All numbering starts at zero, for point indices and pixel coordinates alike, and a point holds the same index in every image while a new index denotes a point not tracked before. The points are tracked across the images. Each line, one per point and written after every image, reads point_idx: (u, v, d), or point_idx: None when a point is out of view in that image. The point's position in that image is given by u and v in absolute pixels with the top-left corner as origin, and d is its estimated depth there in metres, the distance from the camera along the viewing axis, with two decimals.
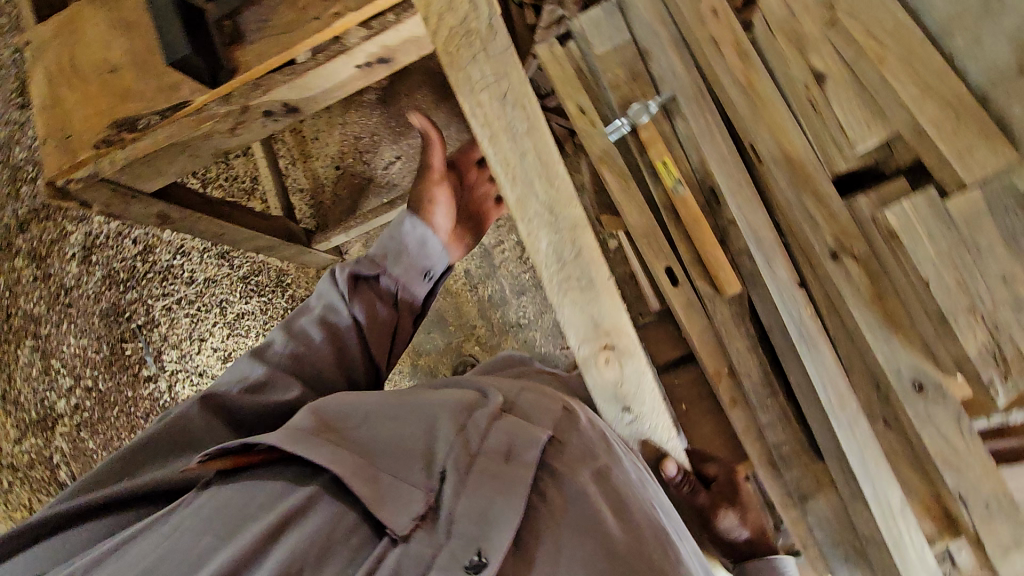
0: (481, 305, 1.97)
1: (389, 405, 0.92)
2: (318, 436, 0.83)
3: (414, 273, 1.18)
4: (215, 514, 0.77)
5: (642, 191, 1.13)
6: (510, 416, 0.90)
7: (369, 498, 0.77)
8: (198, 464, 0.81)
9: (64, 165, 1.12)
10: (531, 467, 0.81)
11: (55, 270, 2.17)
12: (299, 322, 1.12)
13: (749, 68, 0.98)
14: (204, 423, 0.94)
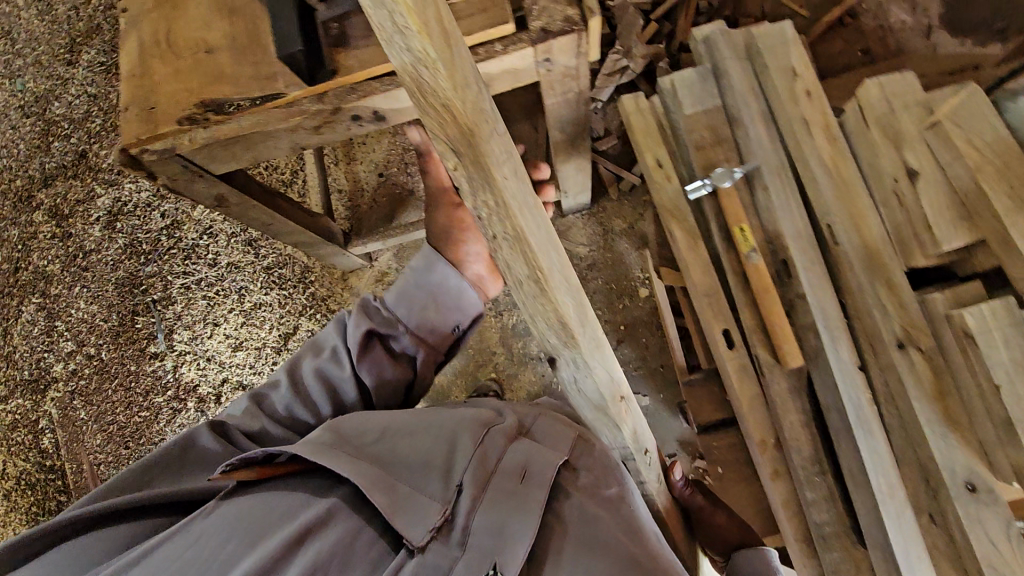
0: (504, 332, 1.98)
1: (403, 420, 1.01)
2: (336, 448, 0.91)
3: (436, 329, 1.13)
4: (246, 521, 0.86)
5: (709, 251, 1.15)
6: (521, 438, 1.00)
7: (388, 508, 0.85)
8: (222, 474, 0.88)
9: (142, 135, 1.11)
10: (545, 487, 0.91)
11: (78, 231, 2.14)
12: (305, 371, 1.12)
13: (837, 151, 1.02)
14: (213, 444, 1.02)
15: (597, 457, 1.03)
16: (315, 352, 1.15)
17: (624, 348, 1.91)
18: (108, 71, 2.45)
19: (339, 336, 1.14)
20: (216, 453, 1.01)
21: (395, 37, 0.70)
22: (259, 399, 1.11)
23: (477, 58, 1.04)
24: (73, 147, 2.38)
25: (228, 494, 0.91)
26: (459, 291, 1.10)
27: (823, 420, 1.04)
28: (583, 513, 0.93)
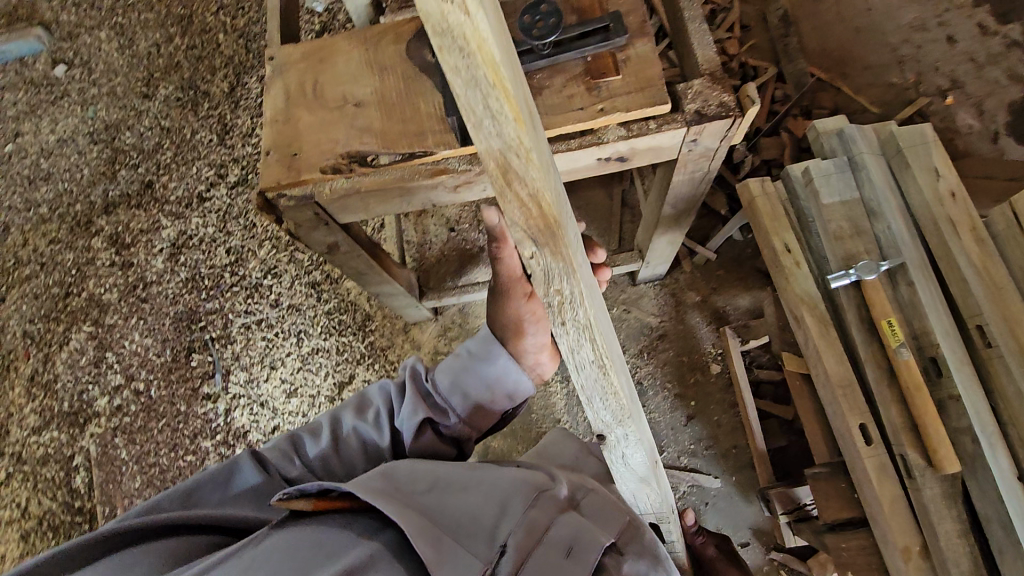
0: (570, 400, 1.93)
1: (451, 468, 0.92)
2: (383, 489, 0.82)
3: (488, 416, 1.02)
4: (286, 558, 0.72)
5: (841, 340, 1.14)
6: (572, 511, 0.93)
7: (431, 560, 0.74)
8: (278, 503, 0.75)
9: (283, 180, 1.10)
10: (589, 568, 0.83)
11: (140, 261, 2.15)
12: (346, 434, 1.00)
13: (985, 254, 1.07)
14: (254, 472, 0.90)
15: (641, 542, 0.96)
16: (357, 415, 1.01)
17: (695, 425, 1.86)
18: (182, 107, 2.49)
19: (385, 404, 1.02)
20: (256, 483, 0.89)
21: (487, 122, 0.55)
22: (296, 447, 0.97)
23: (632, 134, 1.06)
24: (139, 177, 2.38)
25: (279, 524, 0.78)
26: (521, 386, 0.99)
27: (982, 530, 0.99)
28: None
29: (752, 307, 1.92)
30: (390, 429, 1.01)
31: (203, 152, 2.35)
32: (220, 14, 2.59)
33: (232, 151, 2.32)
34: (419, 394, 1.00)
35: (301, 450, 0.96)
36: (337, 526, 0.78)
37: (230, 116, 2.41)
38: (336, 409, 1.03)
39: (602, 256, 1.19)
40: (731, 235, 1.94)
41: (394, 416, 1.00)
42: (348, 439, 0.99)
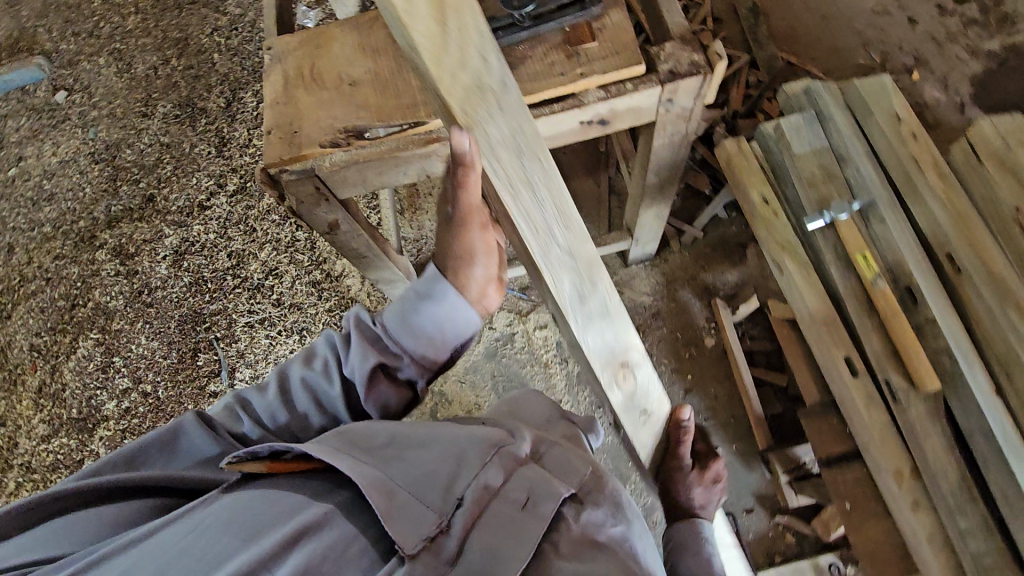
0: (570, 380, 1.98)
1: (408, 425, 0.90)
2: (335, 444, 0.82)
3: (440, 356, 0.98)
4: (238, 517, 0.72)
5: (823, 282, 1.19)
6: (531, 465, 0.90)
7: (384, 511, 0.74)
8: (229, 466, 0.77)
9: (285, 156, 1.16)
10: (543, 522, 0.81)
11: (144, 268, 2.21)
12: (296, 389, 0.93)
13: (948, 188, 1.15)
14: (202, 436, 0.83)
15: (612, 496, 0.94)
16: (306, 367, 0.95)
17: (693, 397, 1.89)
18: (181, 124, 2.57)
19: (334, 355, 0.95)
20: (204, 447, 0.83)
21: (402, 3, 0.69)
22: (244, 407, 0.92)
23: (611, 95, 1.14)
24: (140, 191, 2.45)
25: (230, 486, 0.77)
26: (467, 318, 0.97)
27: (968, 445, 1.04)
28: (592, 553, 0.82)
29: (740, 281, 1.98)
30: (343, 380, 0.94)
31: (202, 164, 2.43)
32: (215, 36, 2.70)
33: (231, 162, 2.40)
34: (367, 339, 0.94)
35: (248, 410, 0.91)
36: (287, 485, 0.78)
37: (227, 130, 2.50)
38: (283, 366, 0.96)
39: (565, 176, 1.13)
40: (716, 213, 2.01)
41: (344, 367, 0.94)
42: (298, 393, 0.93)
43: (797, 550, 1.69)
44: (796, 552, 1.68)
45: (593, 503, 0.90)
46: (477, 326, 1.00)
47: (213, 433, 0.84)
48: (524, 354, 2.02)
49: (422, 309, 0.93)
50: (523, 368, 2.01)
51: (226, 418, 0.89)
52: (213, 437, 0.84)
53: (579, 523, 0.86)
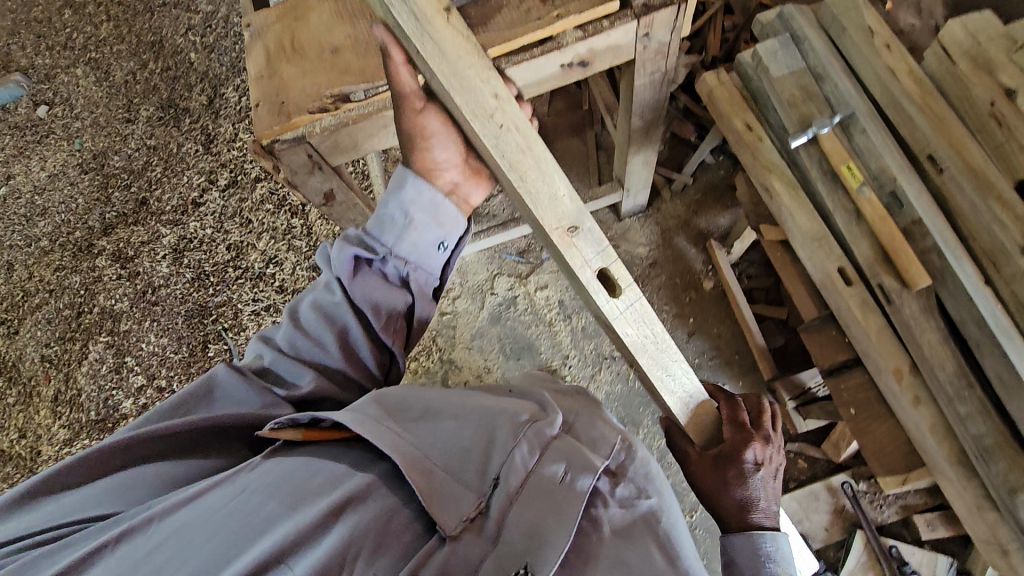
0: (575, 335, 2.01)
1: (444, 400, 1.01)
2: (379, 423, 0.91)
3: (426, 247, 1.06)
4: (279, 483, 0.82)
5: (810, 199, 1.23)
6: (563, 439, 0.98)
7: (425, 493, 0.84)
8: (269, 432, 0.88)
9: (276, 126, 1.19)
10: (580, 497, 0.90)
11: (145, 268, 2.23)
12: (302, 309, 1.05)
13: (925, 92, 1.20)
14: (233, 385, 0.97)
15: (643, 469, 1.02)
16: (309, 291, 1.07)
17: (697, 339, 1.94)
18: (165, 126, 2.58)
19: (327, 267, 1.06)
20: (239, 394, 0.96)
21: None
22: (264, 341, 1.05)
23: (589, 34, 1.15)
24: (132, 195, 2.47)
25: (274, 451, 0.88)
26: (441, 202, 1.04)
27: (961, 335, 1.10)
28: (628, 526, 0.92)
29: (732, 223, 2.01)
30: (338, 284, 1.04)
31: (191, 162, 2.44)
32: (190, 35, 2.70)
33: (218, 157, 2.41)
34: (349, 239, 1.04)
35: (269, 344, 1.04)
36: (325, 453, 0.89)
37: (212, 127, 2.51)
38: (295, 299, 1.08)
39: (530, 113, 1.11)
40: (703, 159, 2.03)
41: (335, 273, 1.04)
42: (308, 313, 1.03)
43: (809, 473, 1.74)
44: (810, 476, 1.73)
45: (629, 477, 0.99)
46: (454, 212, 1.07)
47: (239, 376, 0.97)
48: (527, 315, 2.06)
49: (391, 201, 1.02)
50: (528, 329, 2.05)
51: (252, 359, 1.03)
52: (243, 380, 0.97)
53: (615, 500, 0.95)
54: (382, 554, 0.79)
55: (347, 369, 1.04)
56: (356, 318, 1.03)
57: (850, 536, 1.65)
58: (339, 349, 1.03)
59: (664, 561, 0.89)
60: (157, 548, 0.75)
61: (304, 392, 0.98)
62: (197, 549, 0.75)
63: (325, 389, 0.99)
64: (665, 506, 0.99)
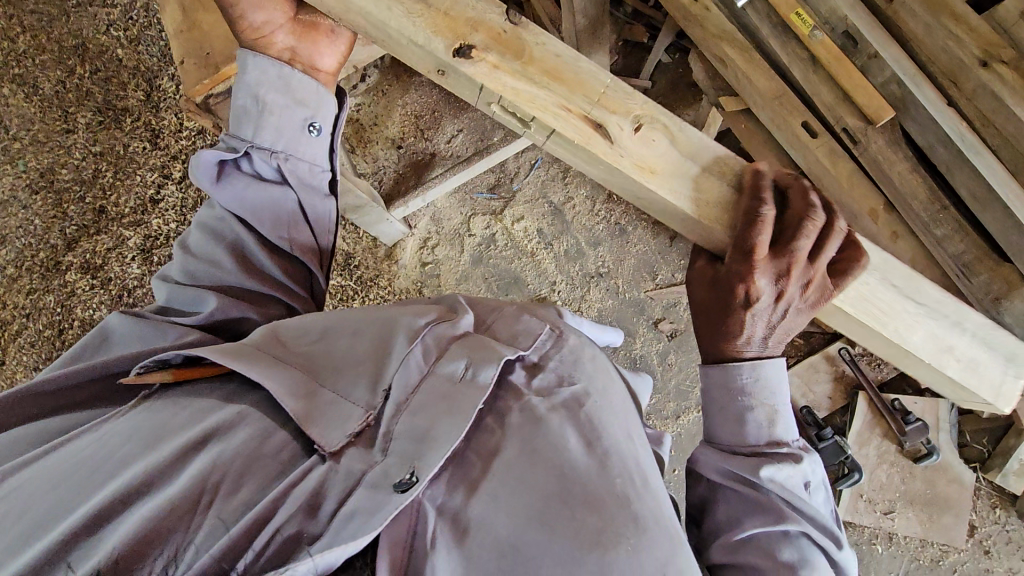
0: (559, 260, 2.00)
1: (341, 319, 0.99)
2: (262, 352, 0.90)
3: (292, 130, 1.05)
4: (139, 428, 0.82)
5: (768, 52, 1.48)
6: (470, 335, 0.95)
7: (301, 415, 0.83)
8: (135, 376, 0.88)
9: (206, 81, 1.14)
10: (482, 389, 0.86)
11: (117, 273, 2.18)
12: (190, 238, 1.07)
13: None
14: (127, 333, 0.98)
15: (572, 356, 0.97)
16: (196, 219, 1.09)
17: (680, 241, 1.96)
18: (107, 129, 2.49)
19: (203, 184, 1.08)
20: (138, 333, 0.97)
21: None
22: (163, 277, 1.06)
23: None
24: (89, 205, 2.40)
25: (148, 395, 0.89)
26: (290, 76, 1.03)
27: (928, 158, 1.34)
28: (540, 413, 0.88)
29: (697, 120, 1.99)
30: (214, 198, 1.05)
31: (141, 161, 2.36)
32: (112, 31, 2.58)
33: (169, 151, 2.35)
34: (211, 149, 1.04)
35: (166, 278, 1.05)
36: (200, 391, 0.89)
37: (156, 122, 2.43)
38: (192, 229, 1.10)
39: None
40: (660, 59, 2.00)
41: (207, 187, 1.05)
42: (194, 236, 1.05)
43: (807, 348, 1.75)
44: (807, 350, 1.75)
45: (553, 367, 0.94)
46: (311, 85, 1.05)
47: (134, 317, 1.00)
48: (508, 250, 2.04)
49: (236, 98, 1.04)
50: (512, 263, 2.04)
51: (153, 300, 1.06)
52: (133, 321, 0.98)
53: (532, 391, 0.91)
54: (250, 475, 0.77)
55: (249, 280, 1.03)
56: (242, 224, 1.05)
57: (853, 398, 1.68)
58: (229, 257, 1.03)
59: (582, 442, 0.86)
60: (7, 503, 0.74)
61: (209, 315, 0.98)
62: (43, 499, 0.74)
63: (230, 309, 0.99)
64: (600, 390, 0.94)
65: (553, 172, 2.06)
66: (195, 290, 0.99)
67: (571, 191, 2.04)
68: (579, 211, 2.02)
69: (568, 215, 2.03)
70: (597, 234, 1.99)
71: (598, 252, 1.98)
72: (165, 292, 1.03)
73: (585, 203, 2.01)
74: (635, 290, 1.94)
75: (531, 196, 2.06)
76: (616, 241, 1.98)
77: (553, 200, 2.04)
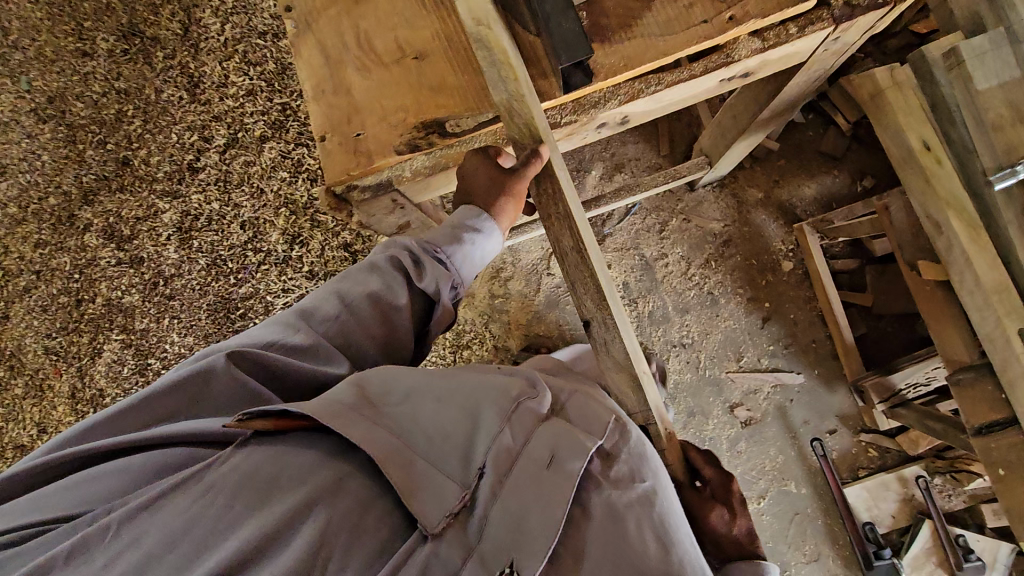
0: (641, 322, 1.86)
1: (432, 379, 0.87)
2: (358, 415, 0.80)
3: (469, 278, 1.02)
4: (254, 477, 0.74)
5: None
6: (554, 420, 0.86)
7: (404, 489, 0.75)
8: (236, 423, 0.75)
9: (353, 169, 0.91)
10: (570, 480, 0.78)
11: (150, 255, 1.95)
12: (356, 298, 0.90)
13: None
14: (234, 381, 0.80)
15: (640, 449, 0.85)
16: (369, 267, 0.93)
17: (772, 326, 1.82)
18: (133, 62, 2.10)
19: (404, 267, 0.93)
20: (237, 392, 0.81)
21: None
22: (308, 318, 0.88)
23: (767, 46, 0.88)
24: (112, 153, 2.08)
25: (243, 442, 0.77)
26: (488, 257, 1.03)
27: None
28: (613, 507, 0.79)
29: (820, 195, 1.81)
30: (403, 284, 0.93)
31: (176, 115, 2.03)
32: None
33: (210, 109, 2.01)
34: (429, 262, 0.92)
35: (308, 319, 0.88)
36: (305, 441, 0.79)
37: (194, 66, 2.05)
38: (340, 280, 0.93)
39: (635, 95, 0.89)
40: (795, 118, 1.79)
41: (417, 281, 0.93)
42: (373, 310, 0.90)
43: (879, 463, 1.74)
44: (879, 465, 1.74)
45: (625, 458, 0.84)
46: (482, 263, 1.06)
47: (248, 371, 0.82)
48: None
49: (471, 243, 0.94)
50: None
51: (279, 326, 0.87)
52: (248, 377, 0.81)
53: (609, 481, 0.81)
54: (354, 552, 0.72)
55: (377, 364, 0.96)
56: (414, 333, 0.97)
57: (917, 523, 1.68)
58: (382, 352, 0.94)
59: (651, 543, 0.76)
60: (132, 562, 0.66)
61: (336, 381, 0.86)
62: (170, 559, 0.67)
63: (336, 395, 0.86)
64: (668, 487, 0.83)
65: (651, 222, 1.88)
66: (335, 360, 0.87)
67: (665, 247, 1.87)
68: (671, 272, 1.86)
69: (658, 273, 1.87)
70: (686, 301, 1.84)
71: (685, 320, 1.84)
72: (308, 336, 0.86)
73: (679, 265, 1.85)
74: (716, 368, 1.82)
75: (621, 245, 1.89)
76: (705, 312, 1.84)
77: (644, 254, 1.87)
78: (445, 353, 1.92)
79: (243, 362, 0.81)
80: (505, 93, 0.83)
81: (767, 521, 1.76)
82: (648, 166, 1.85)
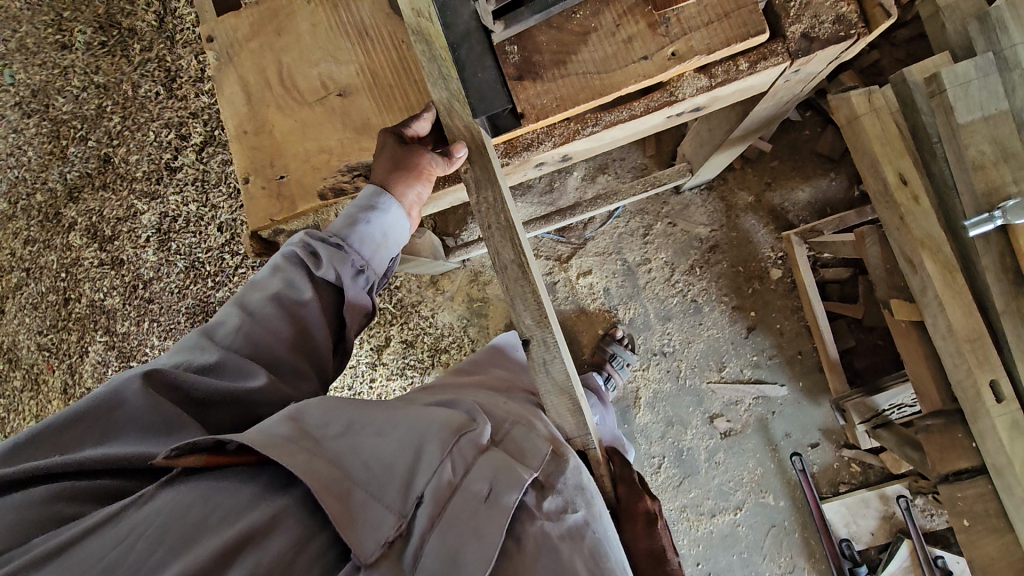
0: (621, 329, 1.81)
1: (375, 409, 0.75)
2: (296, 444, 0.67)
3: (381, 270, 0.89)
4: (177, 520, 0.61)
5: (976, 270, 0.99)
6: (497, 450, 0.74)
7: (340, 519, 0.63)
8: (163, 461, 0.64)
9: (277, 215, 0.88)
10: (510, 511, 0.67)
11: (130, 257, 1.98)
12: (258, 302, 0.81)
13: None
14: (148, 403, 0.70)
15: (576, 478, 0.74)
16: (272, 269, 0.83)
17: (757, 335, 1.76)
18: (111, 56, 2.01)
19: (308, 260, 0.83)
20: (155, 416, 0.70)
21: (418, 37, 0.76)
22: (211, 335, 0.78)
23: (716, 84, 0.80)
24: (93, 150, 2.04)
25: (168, 481, 0.65)
26: (401, 244, 0.89)
27: None
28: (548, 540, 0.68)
29: (813, 199, 1.71)
30: (306, 278, 0.83)
31: (153, 111, 1.96)
32: None
33: (187, 105, 1.93)
34: (324, 249, 0.83)
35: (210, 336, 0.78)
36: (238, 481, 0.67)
37: (171, 60, 1.94)
38: (240, 290, 0.83)
39: (569, 137, 0.85)
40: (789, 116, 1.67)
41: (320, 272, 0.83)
42: (274, 309, 0.81)
43: (862, 479, 1.70)
44: (861, 481, 1.70)
45: (560, 489, 0.73)
46: (395, 261, 0.92)
47: (163, 393, 0.72)
48: (568, 304, 1.85)
49: (367, 222, 0.83)
50: (567, 318, 1.86)
51: (176, 349, 0.77)
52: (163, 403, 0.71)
53: (544, 514, 0.70)
54: None
55: (304, 366, 0.84)
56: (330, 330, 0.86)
57: (896, 542, 1.65)
58: (299, 355, 0.83)
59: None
60: None
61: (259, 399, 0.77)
62: None
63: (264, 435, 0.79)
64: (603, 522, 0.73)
65: (634, 225, 1.81)
66: (243, 363, 0.77)
67: (648, 252, 1.80)
68: (654, 278, 1.79)
69: (640, 278, 1.81)
70: (668, 308, 1.79)
71: (666, 328, 1.79)
72: (207, 349, 0.76)
73: (662, 271, 1.78)
74: (697, 378, 1.78)
75: (602, 249, 1.83)
76: (687, 320, 1.79)
77: (626, 259, 1.81)
78: (423, 356, 1.90)
79: (156, 381, 0.72)
80: (444, 91, 0.76)
81: (743, 532, 1.75)
82: (633, 166, 1.76)
